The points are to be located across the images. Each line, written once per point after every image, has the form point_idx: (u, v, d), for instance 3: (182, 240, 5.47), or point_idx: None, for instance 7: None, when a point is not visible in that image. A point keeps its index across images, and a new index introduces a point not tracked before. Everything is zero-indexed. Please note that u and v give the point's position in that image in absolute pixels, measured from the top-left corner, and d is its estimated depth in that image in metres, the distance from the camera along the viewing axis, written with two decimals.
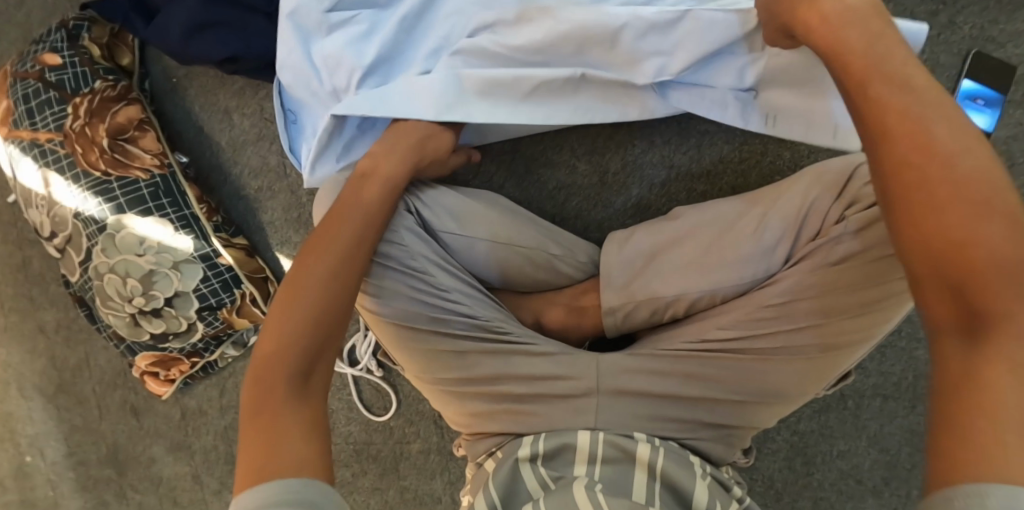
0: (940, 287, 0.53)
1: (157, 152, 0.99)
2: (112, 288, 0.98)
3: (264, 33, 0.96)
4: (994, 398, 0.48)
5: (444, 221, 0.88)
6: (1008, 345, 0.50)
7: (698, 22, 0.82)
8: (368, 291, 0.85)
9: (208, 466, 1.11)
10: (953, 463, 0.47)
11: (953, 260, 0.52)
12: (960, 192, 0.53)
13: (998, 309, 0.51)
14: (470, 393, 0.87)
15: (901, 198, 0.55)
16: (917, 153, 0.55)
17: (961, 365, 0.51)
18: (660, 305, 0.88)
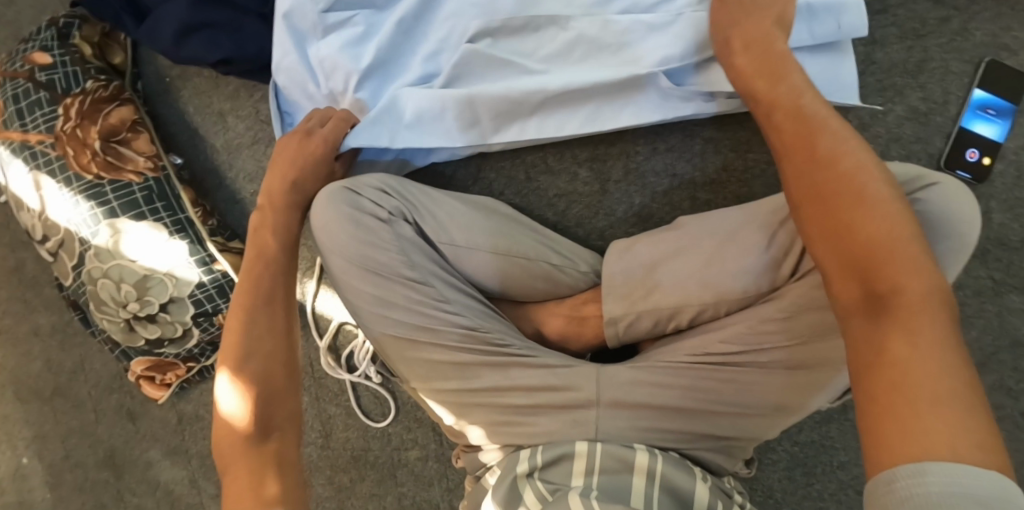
0: (846, 269, 0.62)
1: (151, 154, 0.97)
2: (106, 293, 0.97)
3: (258, 35, 0.94)
4: (904, 363, 0.55)
5: (440, 231, 0.87)
6: (908, 317, 0.57)
7: (696, 17, 0.87)
8: (367, 302, 0.85)
9: (206, 470, 1.11)
10: (885, 438, 0.53)
11: (850, 247, 0.62)
12: (851, 193, 0.65)
13: (888, 285, 0.59)
14: (469, 404, 0.87)
15: (806, 199, 0.67)
16: (808, 159, 0.69)
17: (873, 343, 0.58)
18: (663, 315, 0.86)
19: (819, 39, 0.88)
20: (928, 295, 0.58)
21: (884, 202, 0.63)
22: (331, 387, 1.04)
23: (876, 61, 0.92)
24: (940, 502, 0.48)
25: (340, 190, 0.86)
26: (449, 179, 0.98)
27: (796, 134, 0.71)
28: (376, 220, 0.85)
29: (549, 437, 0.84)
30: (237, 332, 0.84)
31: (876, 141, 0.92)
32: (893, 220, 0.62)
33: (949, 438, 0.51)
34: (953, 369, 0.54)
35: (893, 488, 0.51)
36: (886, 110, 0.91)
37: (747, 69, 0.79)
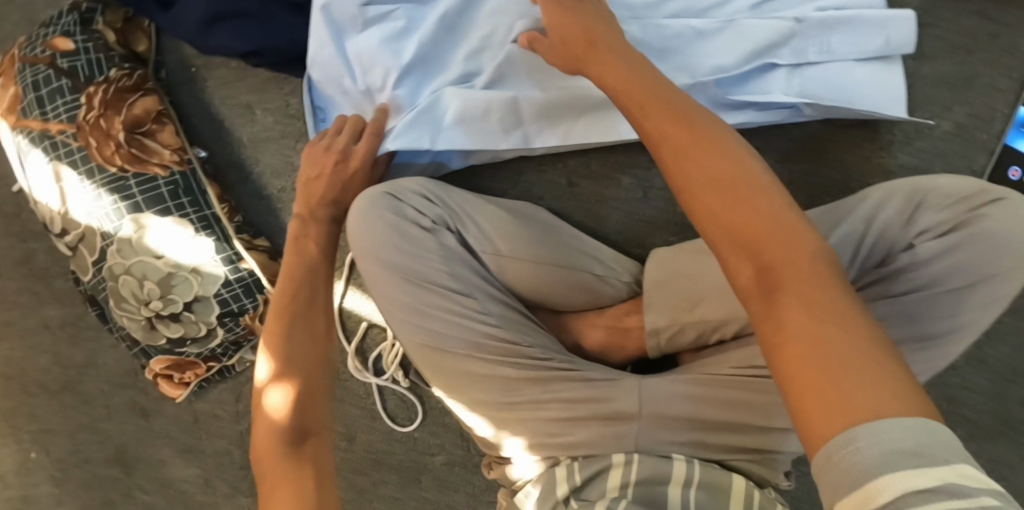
0: (733, 246, 0.57)
1: (177, 148, 0.94)
2: (127, 290, 0.93)
3: (291, 27, 0.89)
4: (808, 331, 0.51)
5: (483, 241, 0.88)
6: (795, 285, 0.53)
7: (745, 26, 0.89)
8: (407, 311, 0.85)
9: (220, 470, 1.07)
10: (809, 410, 0.49)
11: (729, 227, 0.57)
12: (729, 174, 0.59)
13: (775, 256, 0.55)
14: (511, 417, 0.87)
15: (688, 182, 0.60)
16: (690, 143, 0.61)
17: (772, 320, 0.53)
18: (707, 328, 0.85)
19: (868, 52, 0.89)
20: (816, 261, 0.54)
21: (761, 182, 0.59)
22: (357, 390, 1.02)
23: (925, 75, 0.92)
24: (879, 464, 0.45)
25: (382, 196, 0.86)
26: (486, 182, 0.96)
27: (662, 115, 0.64)
28: (419, 227, 0.86)
29: (591, 449, 0.84)
30: (275, 336, 0.82)
31: (921, 156, 0.92)
32: (768, 195, 0.58)
33: (871, 398, 0.48)
34: (857, 325, 0.51)
35: (833, 465, 0.47)
36: (932, 125, 0.92)
37: (601, 55, 0.72)
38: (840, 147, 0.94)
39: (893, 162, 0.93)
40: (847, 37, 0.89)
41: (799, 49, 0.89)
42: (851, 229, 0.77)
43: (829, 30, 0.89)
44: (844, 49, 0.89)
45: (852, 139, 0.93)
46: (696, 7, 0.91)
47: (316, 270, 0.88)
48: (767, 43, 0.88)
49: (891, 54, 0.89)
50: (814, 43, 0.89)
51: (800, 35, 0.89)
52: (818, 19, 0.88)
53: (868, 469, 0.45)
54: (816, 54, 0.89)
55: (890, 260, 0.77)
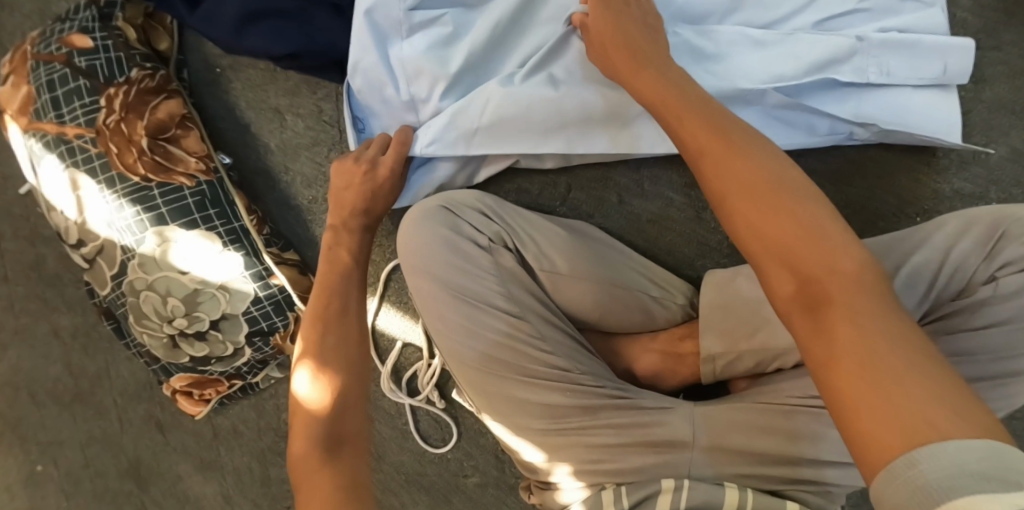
0: (774, 260, 0.55)
1: (202, 155, 0.88)
2: (149, 306, 0.88)
3: (330, 29, 0.84)
4: (860, 347, 0.50)
5: (542, 260, 0.84)
6: (844, 301, 0.52)
7: (804, 40, 0.84)
8: (458, 331, 0.82)
9: (241, 487, 1.03)
10: (867, 428, 0.48)
11: (764, 233, 0.56)
12: (773, 186, 0.57)
13: (818, 268, 0.54)
14: (557, 443, 0.83)
15: (726, 193, 0.58)
16: (718, 148, 0.60)
17: (818, 337, 0.52)
18: (766, 356, 0.82)
19: (926, 78, 0.84)
20: (861, 274, 0.53)
21: (802, 194, 0.57)
22: (388, 409, 0.99)
23: (984, 100, 0.89)
24: (946, 488, 0.43)
25: (436, 209, 0.83)
26: (533, 197, 0.92)
27: (696, 120, 0.63)
28: (476, 245, 0.83)
29: (636, 476, 0.81)
30: (316, 346, 0.73)
31: (977, 182, 0.89)
32: (805, 200, 0.57)
33: (927, 414, 0.47)
34: (909, 338, 0.50)
35: (894, 486, 0.46)
36: (990, 151, 0.88)
37: (642, 63, 0.71)
38: (897, 171, 0.90)
39: (945, 187, 0.89)
40: (907, 60, 0.84)
41: (860, 68, 0.84)
42: (926, 259, 0.74)
43: (890, 52, 0.83)
44: (903, 73, 0.84)
45: (908, 163, 0.90)
46: (757, 18, 0.85)
47: (349, 277, 0.79)
48: (828, 60, 0.83)
49: (948, 83, 0.85)
50: (875, 64, 0.84)
51: (861, 54, 0.83)
52: (879, 39, 0.83)
53: (933, 493, 0.44)
54: (876, 76, 0.84)
55: (968, 291, 0.75)
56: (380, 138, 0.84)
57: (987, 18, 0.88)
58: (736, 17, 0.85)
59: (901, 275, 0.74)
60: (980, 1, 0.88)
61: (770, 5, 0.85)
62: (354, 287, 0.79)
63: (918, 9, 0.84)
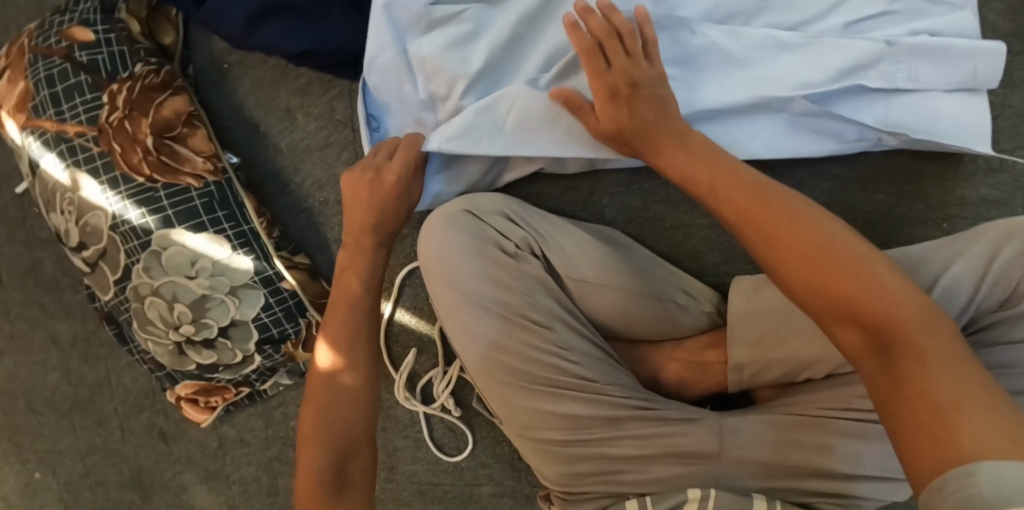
0: (837, 315, 0.55)
1: (210, 154, 0.83)
2: (154, 312, 0.85)
3: (346, 25, 0.81)
4: (925, 383, 0.50)
5: (570, 266, 0.81)
6: (914, 341, 0.52)
7: (831, 44, 0.79)
8: (483, 340, 0.79)
9: (247, 498, 1.00)
10: (928, 450, 0.48)
11: (819, 289, 0.56)
12: (826, 244, 0.57)
13: (881, 315, 0.54)
14: (581, 455, 0.80)
15: (770, 246, 0.58)
16: (759, 204, 0.59)
17: (886, 379, 0.53)
18: (794, 367, 0.80)
19: (955, 84, 0.80)
20: (925, 316, 0.53)
21: (856, 250, 0.57)
22: (402, 418, 0.96)
23: (1013, 105, 0.86)
24: (996, 499, 0.44)
25: (461, 213, 0.81)
26: (555, 201, 0.90)
27: (729, 178, 0.62)
28: (503, 252, 0.80)
29: (662, 486, 0.79)
30: (328, 385, 0.73)
31: (1003, 189, 0.86)
32: (858, 258, 0.56)
33: (982, 431, 0.47)
34: (972, 372, 0.50)
35: (947, 496, 0.46)
36: (1018, 156, 0.86)
37: (665, 144, 0.68)
38: (924, 176, 0.87)
39: (972, 193, 0.87)
40: (937, 66, 0.79)
41: (888, 74, 0.79)
42: (965, 273, 0.72)
43: (919, 57, 0.79)
44: (933, 79, 0.80)
45: (936, 169, 0.87)
46: (783, 20, 0.81)
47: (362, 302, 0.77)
48: (855, 65, 0.79)
49: (976, 88, 0.81)
50: (904, 69, 0.79)
51: (890, 59, 0.79)
52: (909, 43, 0.78)
53: (985, 502, 0.44)
54: (905, 82, 0.80)
55: (1011, 302, 0.73)
56: (391, 142, 0.80)
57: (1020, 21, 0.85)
58: (761, 16, 0.81)
59: (938, 287, 0.72)
60: (1012, 4, 0.85)
61: (797, 6, 0.80)
62: (369, 316, 0.77)
63: (949, 11, 0.80)
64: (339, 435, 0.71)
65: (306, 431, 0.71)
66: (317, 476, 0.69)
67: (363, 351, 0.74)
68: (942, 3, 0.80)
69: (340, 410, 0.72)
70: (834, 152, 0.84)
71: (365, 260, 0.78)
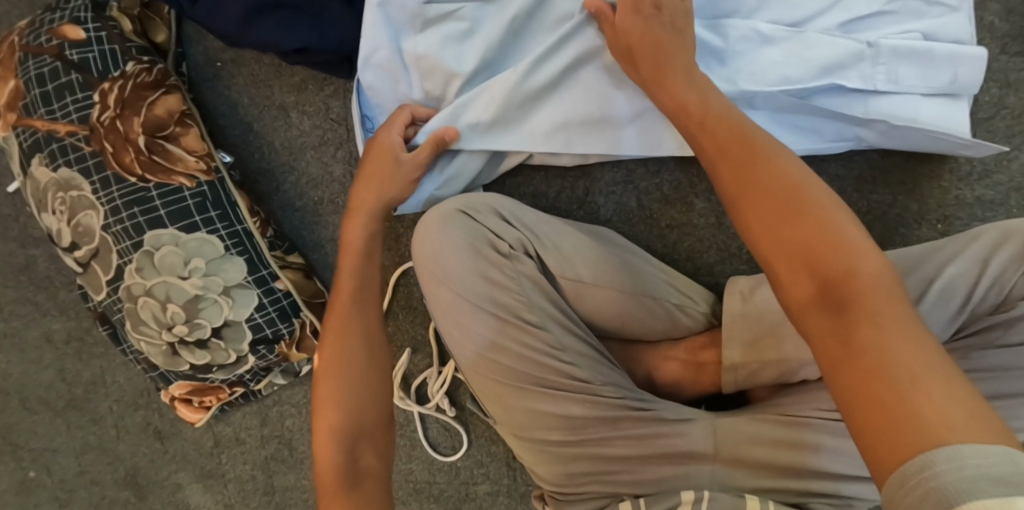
0: (790, 261, 0.51)
1: (202, 153, 0.83)
2: (147, 312, 0.84)
3: (343, 22, 0.80)
4: (875, 349, 0.46)
5: (566, 266, 0.80)
6: (868, 303, 0.48)
7: (814, 40, 0.79)
8: (480, 344, 0.79)
9: (243, 496, 1.01)
10: (879, 425, 0.44)
11: (786, 236, 0.51)
12: (796, 195, 0.53)
13: (839, 270, 0.49)
14: (573, 456, 0.80)
15: (746, 192, 0.54)
16: (746, 156, 0.56)
17: (835, 336, 0.48)
18: (789, 368, 0.80)
19: (934, 88, 0.80)
20: (882, 281, 0.49)
21: (822, 198, 0.53)
22: (396, 417, 0.96)
23: (1009, 106, 0.85)
24: (957, 491, 0.39)
25: (456, 214, 0.79)
26: (550, 201, 0.89)
27: (724, 129, 0.59)
28: (497, 252, 0.78)
29: (656, 487, 0.80)
30: (343, 371, 0.68)
31: (999, 190, 0.86)
32: (833, 213, 0.52)
33: (943, 413, 0.42)
34: (925, 347, 0.46)
35: (910, 490, 0.41)
36: (1014, 157, 0.85)
37: (671, 75, 0.67)
38: (920, 177, 0.87)
39: (969, 194, 0.86)
40: (918, 68, 0.79)
41: (868, 75, 0.79)
42: (961, 272, 0.72)
43: (901, 59, 0.79)
44: (913, 82, 0.79)
45: (931, 169, 0.87)
46: (774, 17, 0.80)
47: (370, 280, 0.73)
48: (834, 64, 0.78)
49: (957, 93, 0.80)
50: (884, 71, 0.79)
51: (870, 60, 0.79)
52: (891, 45, 0.78)
53: (950, 495, 0.39)
54: (885, 83, 0.79)
55: (1005, 305, 0.72)
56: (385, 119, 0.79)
57: (1017, 23, 0.84)
58: (758, 11, 0.80)
59: (929, 295, 0.72)
60: (1010, 5, 0.84)
61: (794, 4, 0.80)
62: (371, 296, 0.73)
63: (944, 13, 0.79)
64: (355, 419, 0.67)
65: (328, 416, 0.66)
66: (335, 466, 0.64)
67: (369, 333, 0.71)
68: (938, 4, 0.79)
69: (357, 391, 0.67)
70: (818, 151, 0.83)
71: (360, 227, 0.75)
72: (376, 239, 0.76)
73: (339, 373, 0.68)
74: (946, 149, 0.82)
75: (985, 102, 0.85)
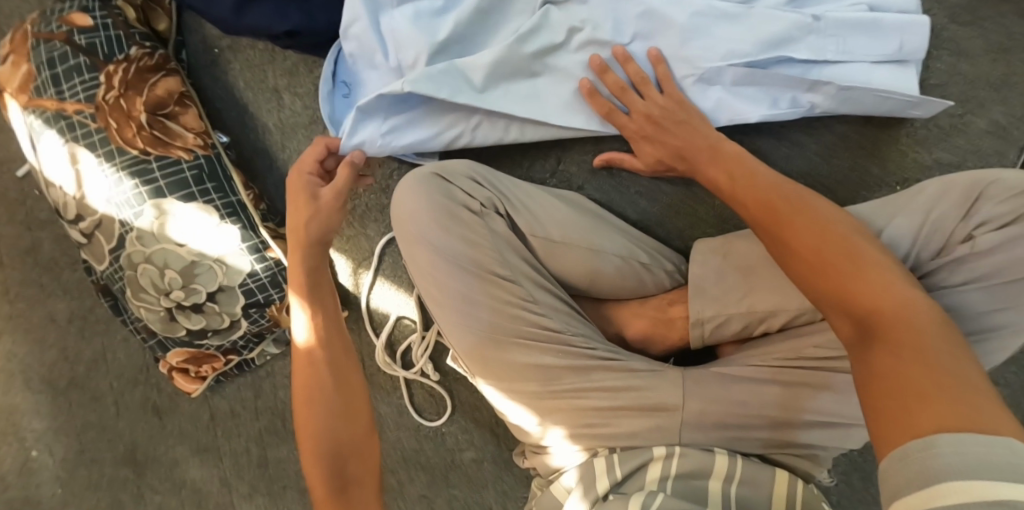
0: (837, 307, 0.66)
1: (200, 131, 0.90)
2: (147, 279, 0.90)
3: (330, 6, 0.87)
4: (900, 370, 0.58)
5: (534, 225, 0.85)
6: (896, 336, 0.61)
7: (767, 14, 0.84)
8: (456, 298, 0.84)
9: (238, 470, 1.04)
10: (895, 428, 0.56)
11: (828, 284, 0.67)
12: (835, 252, 0.68)
13: (871, 309, 0.64)
14: (553, 405, 0.84)
15: (792, 253, 0.70)
16: (779, 223, 0.71)
17: (866, 365, 0.61)
18: (755, 318, 0.83)
19: (884, 56, 0.85)
20: (908, 309, 0.63)
21: (869, 252, 0.68)
22: (384, 385, 1.00)
23: (962, 73, 0.91)
24: (939, 472, 0.51)
25: (430, 176, 0.84)
26: (525, 170, 0.95)
27: (756, 194, 0.74)
28: (468, 210, 0.84)
29: (631, 441, 0.83)
30: (313, 407, 0.76)
31: (956, 152, 0.91)
32: (870, 265, 0.67)
33: (952, 419, 0.53)
34: (946, 372, 0.57)
35: (908, 462, 0.53)
36: (968, 121, 0.91)
37: (700, 161, 0.81)
38: (880, 141, 0.92)
39: (928, 157, 0.91)
40: (866, 39, 0.85)
41: (818, 47, 0.84)
42: (905, 227, 0.76)
43: (848, 30, 0.84)
44: (863, 51, 0.85)
45: (891, 134, 0.92)
46: None
47: (330, 319, 0.81)
48: (785, 37, 0.84)
49: (905, 59, 0.85)
50: (834, 42, 0.84)
51: (819, 33, 0.84)
52: (838, 18, 0.84)
53: (947, 468, 0.51)
54: (835, 54, 0.85)
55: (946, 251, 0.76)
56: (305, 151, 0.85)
57: None
58: None
59: None
60: None
61: None
62: (335, 331, 0.81)
63: None
64: (332, 439, 0.76)
65: (309, 442, 0.75)
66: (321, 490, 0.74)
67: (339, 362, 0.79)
68: None
69: (332, 419, 0.76)
70: (775, 119, 0.87)
71: (310, 256, 0.81)
72: (319, 268, 0.83)
73: (315, 405, 0.76)
74: (894, 109, 0.87)
75: (938, 70, 0.91)
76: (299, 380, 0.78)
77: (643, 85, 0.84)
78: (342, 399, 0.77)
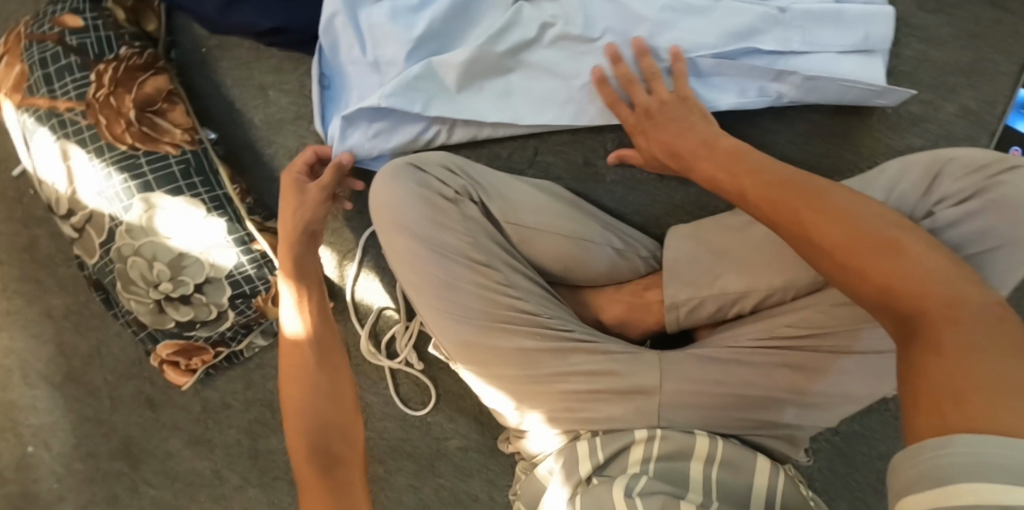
0: (876, 303, 0.61)
1: (187, 127, 0.92)
2: (136, 272, 0.92)
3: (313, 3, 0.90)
4: (947, 371, 0.55)
5: (508, 212, 0.87)
6: (940, 333, 0.57)
7: (733, 6, 0.86)
8: (433, 284, 0.85)
9: (229, 461, 1.06)
10: (925, 428, 0.54)
11: (862, 281, 0.62)
12: (863, 246, 0.63)
13: (912, 306, 0.59)
14: (532, 390, 0.86)
15: (820, 249, 0.65)
16: (801, 218, 0.66)
17: (907, 366, 0.58)
18: (727, 300, 0.85)
19: (849, 46, 0.87)
20: (953, 300, 0.58)
21: (904, 241, 0.63)
22: (370, 374, 1.02)
23: (932, 59, 0.92)
24: (950, 473, 0.50)
25: (405, 166, 0.87)
26: (504, 161, 0.97)
27: (773, 185, 0.69)
28: (443, 198, 0.86)
29: (611, 424, 0.84)
30: (301, 390, 0.78)
31: (928, 137, 0.93)
32: (903, 255, 0.62)
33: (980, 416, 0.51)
34: (986, 370, 0.54)
35: (925, 459, 0.51)
36: (938, 106, 0.92)
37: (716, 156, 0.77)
38: (852, 128, 0.93)
39: (900, 142, 0.93)
40: (831, 29, 0.86)
41: (784, 38, 0.86)
42: None
43: (814, 21, 0.86)
44: (828, 42, 0.87)
45: (862, 121, 0.93)
46: None
47: (316, 306, 0.83)
48: (751, 29, 0.86)
49: (870, 49, 0.87)
50: (800, 33, 0.86)
51: (785, 24, 0.86)
52: (803, 9, 0.86)
53: (959, 468, 0.49)
54: (800, 44, 0.87)
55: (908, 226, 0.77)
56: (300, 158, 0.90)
57: None
58: None
59: None
60: None
61: None
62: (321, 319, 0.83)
63: None
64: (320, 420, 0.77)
65: (297, 423, 0.76)
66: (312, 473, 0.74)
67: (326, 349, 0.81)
68: None
69: (320, 402, 0.77)
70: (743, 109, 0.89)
71: (298, 247, 0.84)
72: (308, 259, 0.85)
73: (304, 388, 0.78)
74: (860, 98, 0.88)
75: (909, 56, 0.92)
76: (287, 367, 0.79)
77: (652, 80, 0.85)
78: (329, 384, 0.79)
